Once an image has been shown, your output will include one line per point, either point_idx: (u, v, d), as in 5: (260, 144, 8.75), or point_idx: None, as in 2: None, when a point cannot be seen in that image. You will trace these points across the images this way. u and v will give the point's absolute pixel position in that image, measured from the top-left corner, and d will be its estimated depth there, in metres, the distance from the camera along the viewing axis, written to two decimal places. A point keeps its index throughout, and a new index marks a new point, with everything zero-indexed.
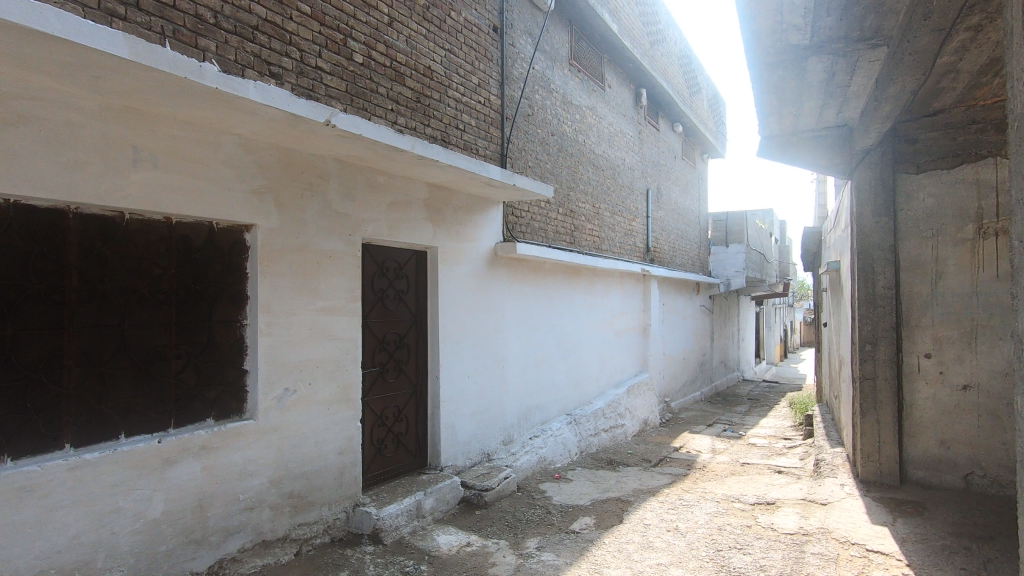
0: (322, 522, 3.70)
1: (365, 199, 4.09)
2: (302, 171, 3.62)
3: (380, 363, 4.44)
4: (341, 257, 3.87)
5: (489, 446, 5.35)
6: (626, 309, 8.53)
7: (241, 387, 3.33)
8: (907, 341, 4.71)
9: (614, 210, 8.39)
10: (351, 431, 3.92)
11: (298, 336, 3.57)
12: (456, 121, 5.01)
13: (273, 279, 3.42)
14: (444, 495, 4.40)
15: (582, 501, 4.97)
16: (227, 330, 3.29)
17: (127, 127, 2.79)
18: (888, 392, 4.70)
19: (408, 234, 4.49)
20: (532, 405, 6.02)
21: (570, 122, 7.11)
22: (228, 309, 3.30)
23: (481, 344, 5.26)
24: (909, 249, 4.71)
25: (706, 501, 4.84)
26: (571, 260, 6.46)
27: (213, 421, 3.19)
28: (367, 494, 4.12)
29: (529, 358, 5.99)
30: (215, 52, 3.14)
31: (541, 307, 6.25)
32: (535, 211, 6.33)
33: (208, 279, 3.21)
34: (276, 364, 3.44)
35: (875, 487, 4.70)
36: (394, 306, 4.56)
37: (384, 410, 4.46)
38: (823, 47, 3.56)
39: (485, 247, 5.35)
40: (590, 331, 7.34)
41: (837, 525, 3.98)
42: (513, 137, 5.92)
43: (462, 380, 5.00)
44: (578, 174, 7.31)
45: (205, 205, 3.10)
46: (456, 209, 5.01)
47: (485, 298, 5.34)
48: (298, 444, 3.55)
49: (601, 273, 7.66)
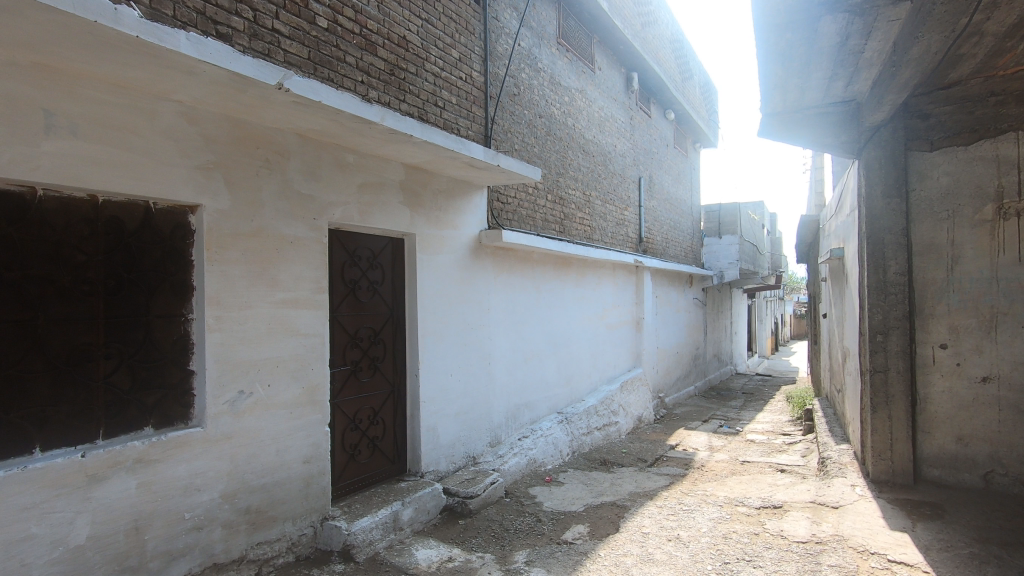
0: (285, 539, 3.31)
1: (332, 179, 3.69)
2: (258, 146, 3.21)
3: (352, 361, 4.04)
4: (305, 243, 3.48)
5: (475, 448, 4.99)
6: (618, 302, 8.18)
7: (187, 390, 2.93)
8: (920, 331, 4.40)
9: (605, 198, 8.03)
10: (318, 436, 3.53)
11: (254, 332, 3.17)
12: (434, 99, 4.61)
13: (224, 267, 3.02)
14: (424, 504, 4.04)
15: (574, 506, 4.62)
16: (168, 325, 2.88)
17: (38, 88, 2.37)
18: (900, 386, 4.37)
19: (381, 218, 4.09)
20: (521, 403, 5.66)
21: (558, 106, 6.73)
22: (171, 302, 2.89)
23: (465, 340, 4.88)
24: (922, 231, 4.40)
25: (708, 505, 4.50)
26: (561, 249, 6.09)
27: (154, 430, 2.79)
28: (337, 506, 3.74)
29: (517, 353, 5.62)
30: (148, 4, 2.72)
31: (530, 300, 5.88)
32: (522, 198, 5.94)
33: (146, 268, 2.80)
34: (228, 363, 3.03)
35: (887, 487, 4.38)
36: (368, 299, 4.17)
37: (357, 412, 4.07)
38: (837, 5, 3.22)
39: (468, 235, 4.96)
40: (581, 325, 7.00)
41: (852, 532, 3.65)
42: (497, 116, 5.53)
43: (444, 378, 4.62)
44: (567, 159, 6.93)
45: (139, 182, 2.69)
46: (436, 193, 4.62)
47: (470, 289, 4.96)
48: (256, 453, 3.15)
49: (591, 263, 7.30)
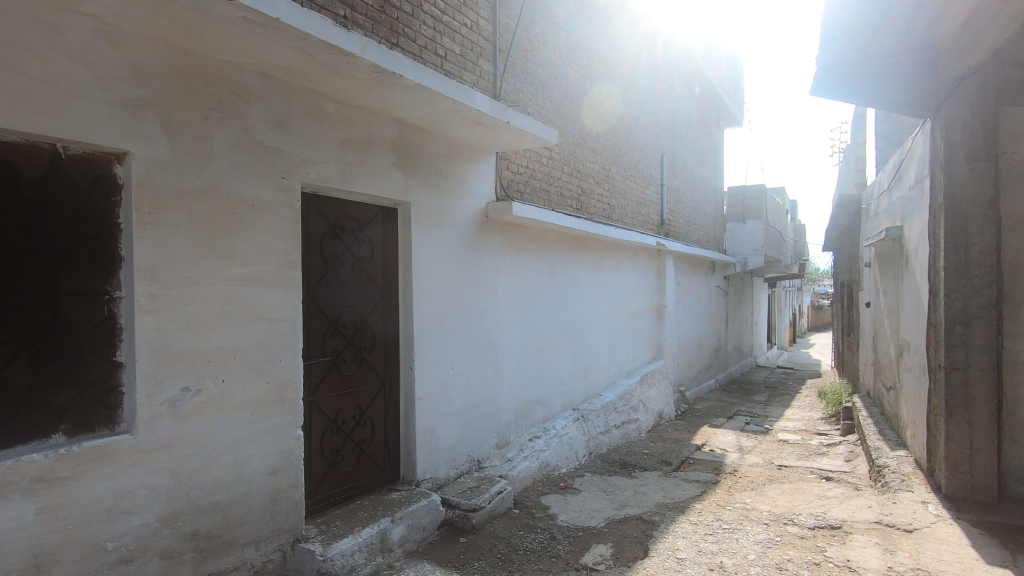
0: (245, 568, 2.71)
1: (307, 131, 3.04)
2: (207, 83, 2.57)
3: (333, 352, 3.42)
4: (271, 207, 2.84)
5: (480, 451, 4.37)
6: (638, 289, 7.49)
7: (113, 389, 2.32)
8: (1009, 322, 3.69)
9: (625, 173, 7.33)
10: (287, 442, 2.90)
11: (204, 317, 2.55)
12: (433, 47, 3.94)
13: (161, 233, 2.40)
14: (417, 520, 3.41)
15: (593, 521, 3.98)
16: (86, 306, 2.26)
17: None
18: (982, 387, 3.68)
19: (369, 183, 3.44)
20: (532, 399, 5.02)
21: (576, 67, 6.01)
22: (89, 275, 2.27)
23: (470, 328, 4.25)
24: (1014, 203, 3.69)
25: (751, 523, 3.84)
26: (578, 227, 5.41)
27: (65, 438, 2.19)
28: (315, 523, 3.13)
29: (529, 344, 4.98)
30: None
31: (543, 284, 5.22)
32: (535, 168, 5.27)
33: (52, 230, 2.19)
34: (167, 354, 2.42)
35: (966, 506, 3.69)
36: (352, 278, 3.53)
37: (340, 411, 3.45)
38: None
39: (473, 207, 4.30)
40: (599, 313, 6.34)
41: (937, 566, 2.99)
42: (508, 74, 4.85)
43: (444, 372, 3.99)
44: (584, 127, 6.25)
45: (37, 118, 2.06)
46: (435, 156, 3.96)
47: (475, 270, 4.32)
48: (205, 465, 2.55)
49: (611, 245, 6.63)
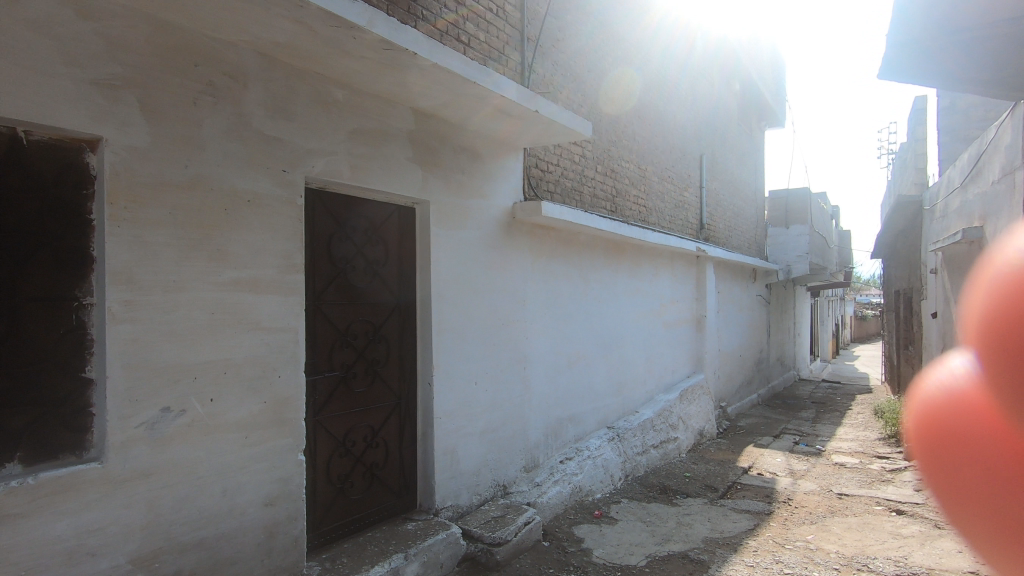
0: None
1: (312, 120, 2.73)
2: (195, 62, 2.27)
3: (342, 365, 3.09)
4: (270, 203, 2.53)
5: (506, 475, 3.96)
6: (677, 297, 6.99)
7: (82, 409, 2.02)
8: None
9: (662, 174, 6.88)
10: (286, 469, 2.55)
11: (190, 326, 2.24)
12: (455, 32, 3.60)
13: (140, 231, 2.10)
14: (435, 556, 3.02)
15: (632, 558, 3.53)
16: (52, 314, 1.97)
17: None
18: None
19: (383, 179, 3.11)
20: (564, 417, 4.60)
21: (610, 59, 5.62)
22: (55, 278, 1.98)
23: (495, 338, 3.87)
24: None
25: (818, 569, 3.33)
26: (614, 230, 4.99)
27: (22, 468, 1.90)
28: (319, 558, 2.77)
29: (560, 356, 4.57)
30: None
31: (575, 291, 4.82)
32: (566, 166, 4.89)
33: (11, 227, 1.90)
34: (145, 370, 2.11)
35: None
36: (364, 284, 3.20)
37: (349, 431, 3.11)
38: None
39: (500, 207, 3.94)
40: (636, 323, 5.89)
41: None
42: (537, 64, 4.49)
43: (466, 388, 3.62)
44: (619, 124, 5.85)
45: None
46: (457, 150, 3.62)
47: (502, 275, 3.95)
48: (189, 497, 2.22)
49: (648, 250, 6.17)
